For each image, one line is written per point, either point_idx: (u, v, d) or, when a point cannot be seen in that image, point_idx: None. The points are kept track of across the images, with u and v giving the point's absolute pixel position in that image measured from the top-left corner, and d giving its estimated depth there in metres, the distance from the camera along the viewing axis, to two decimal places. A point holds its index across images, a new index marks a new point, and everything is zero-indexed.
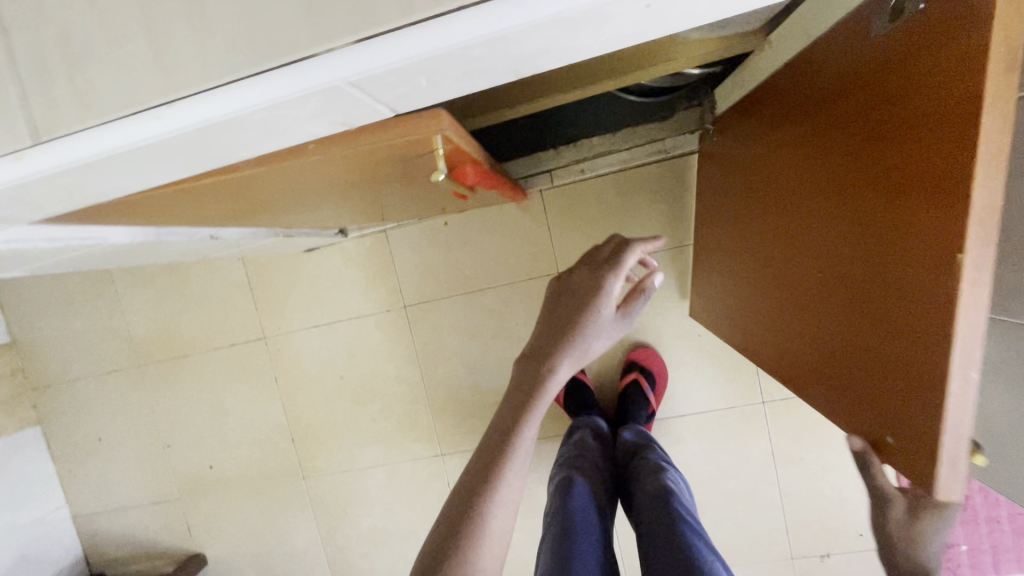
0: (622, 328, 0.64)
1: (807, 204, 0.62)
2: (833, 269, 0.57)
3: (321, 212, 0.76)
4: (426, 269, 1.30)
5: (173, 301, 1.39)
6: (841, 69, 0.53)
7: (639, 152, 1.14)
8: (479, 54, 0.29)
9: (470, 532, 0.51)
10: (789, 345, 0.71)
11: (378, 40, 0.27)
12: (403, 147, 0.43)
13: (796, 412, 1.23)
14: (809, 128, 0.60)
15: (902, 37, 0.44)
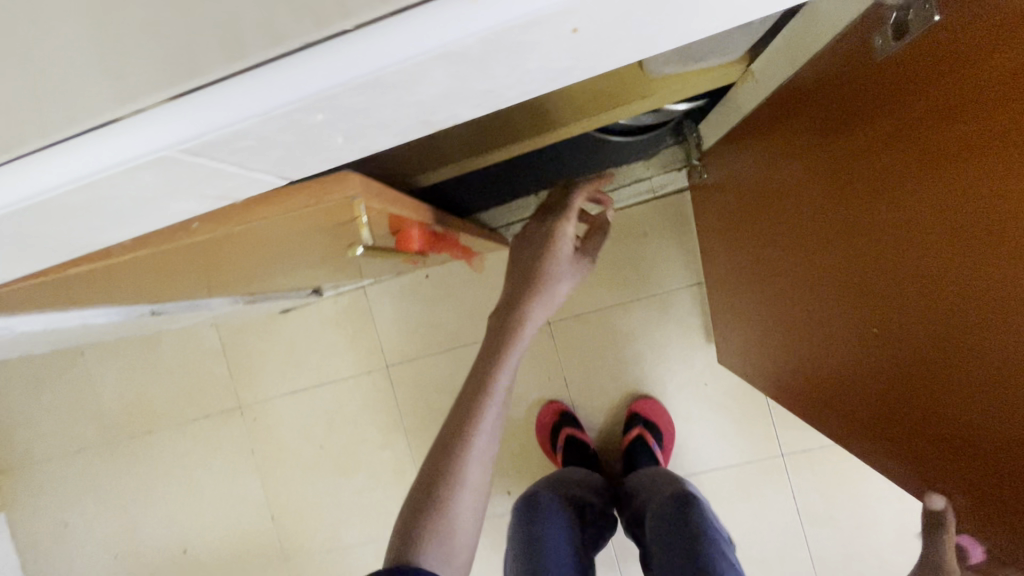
0: (575, 271, 0.75)
1: (815, 240, 0.54)
2: (852, 306, 0.51)
3: (271, 280, 0.68)
4: (409, 326, 1.22)
5: (144, 372, 1.31)
6: (833, 92, 0.46)
7: (625, 193, 1.07)
8: (358, 105, 0.22)
9: (451, 469, 0.61)
10: (822, 393, 0.62)
11: (201, 95, 0.20)
12: (313, 218, 0.35)
13: (820, 464, 1.11)
14: (804, 161, 0.53)
15: (903, 60, 0.37)
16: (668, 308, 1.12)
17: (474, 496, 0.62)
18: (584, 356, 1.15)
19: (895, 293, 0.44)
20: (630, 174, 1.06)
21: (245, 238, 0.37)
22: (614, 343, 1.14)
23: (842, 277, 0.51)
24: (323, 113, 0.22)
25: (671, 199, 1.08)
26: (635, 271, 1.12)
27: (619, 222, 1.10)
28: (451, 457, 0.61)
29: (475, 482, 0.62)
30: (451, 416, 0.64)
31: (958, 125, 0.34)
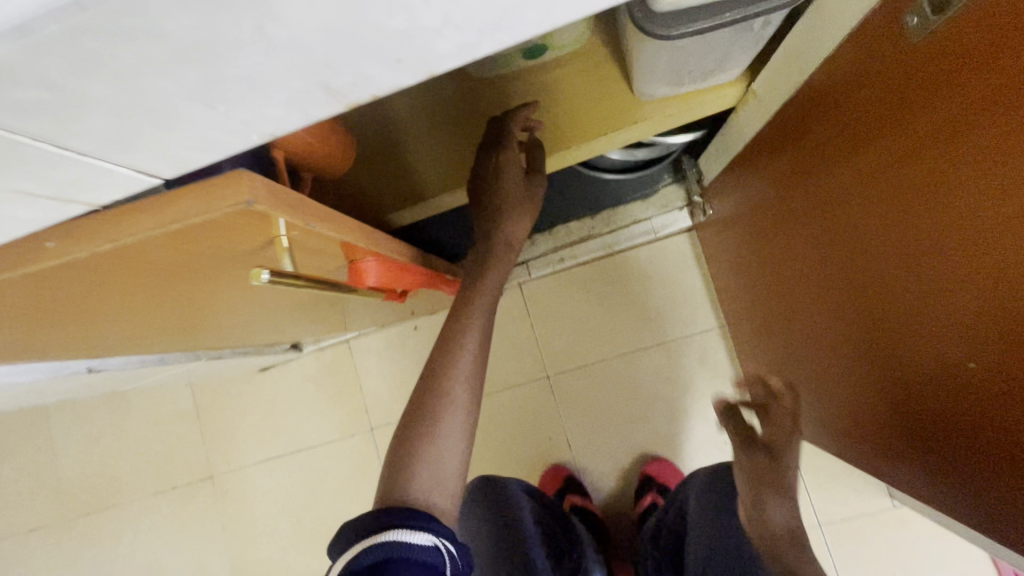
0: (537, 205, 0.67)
1: (838, 249, 0.50)
2: (881, 312, 0.47)
3: (223, 331, 0.60)
4: (397, 383, 1.12)
5: (111, 438, 1.20)
6: (847, 88, 0.43)
7: (624, 234, 1.01)
8: (187, 23, 0.16)
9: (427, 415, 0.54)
10: (873, 425, 0.55)
11: None
12: (210, 237, 0.26)
13: (866, 537, 0.96)
14: (818, 167, 0.50)
15: (930, 49, 0.34)
16: (677, 357, 1.02)
17: (459, 449, 0.54)
18: (588, 412, 1.04)
19: (942, 295, 0.39)
20: (628, 214, 0.99)
21: (138, 268, 0.29)
22: (620, 398, 1.04)
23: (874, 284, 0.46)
24: (167, 31, 0.16)
25: (675, 239, 1.01)
26: (640, 318, 1.03)
27: (620, 265, 1.03)
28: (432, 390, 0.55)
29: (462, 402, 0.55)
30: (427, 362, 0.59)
31: (996, 105, 0.31)
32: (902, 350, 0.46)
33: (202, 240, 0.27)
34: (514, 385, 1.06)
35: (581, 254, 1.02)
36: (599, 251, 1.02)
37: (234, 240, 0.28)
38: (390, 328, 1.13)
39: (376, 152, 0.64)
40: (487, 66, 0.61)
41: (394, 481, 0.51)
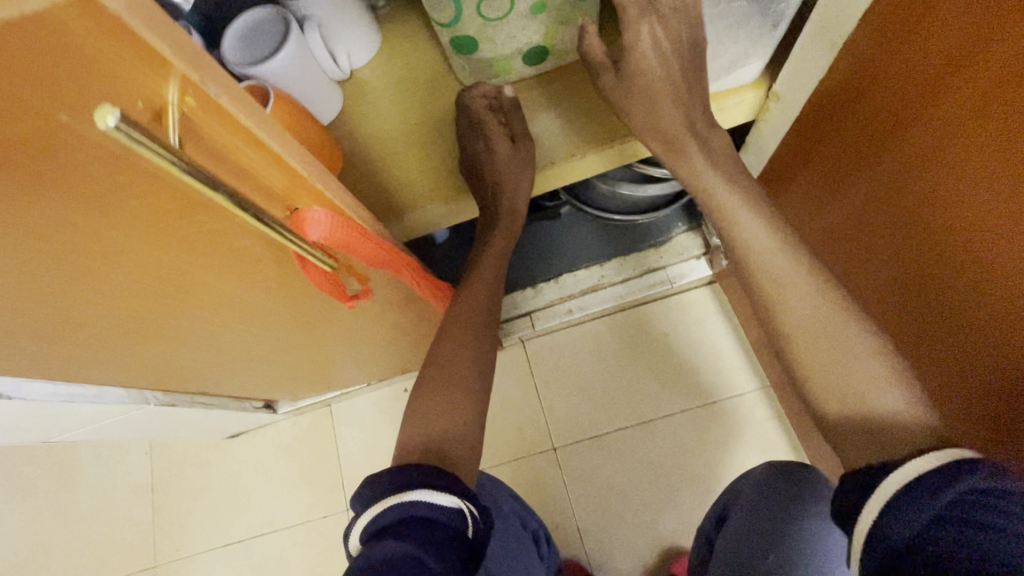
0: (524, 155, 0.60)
1: (879, 250, 0.50)
2: (920, 281, 0.45)
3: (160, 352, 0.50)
4: (381, 454, 0.98)
5: (47, 518, 1.03)
6: (880, 59, 0.41)
7: (637, 285, 0.91)
8: None
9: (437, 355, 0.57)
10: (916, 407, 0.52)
11: None
12: (63, 75, 0.19)
13: None
14: (850, 141, 0.48)
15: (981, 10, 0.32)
16: (703, 427, 0.88)
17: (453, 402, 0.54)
18: (600, 492, 0.88)
19: (988, 269, 0.38)
20: (640, 262, 0.91)
21: None
22: (638, 475, 0.88)
23: (920, 280, 0.45)
24: None
25: (693, 291, 0.93)
26: (658, 379, 0.91)
27: (633, 319, 0.93)
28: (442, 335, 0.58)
29: (466, 342, 0.57)
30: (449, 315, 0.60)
31: None
32: (957, 341, 0.43)
33: (45, 87, 0.19)
34: (514, 458, 0.92)
35: (590, 305, 0.93)
36: (610, 303, 0.92)
37: (101, 98, 0.20)
38: (378, 389, 1.01)
39: (362, 162, 0.59)
40: (484, 73, 0.58)
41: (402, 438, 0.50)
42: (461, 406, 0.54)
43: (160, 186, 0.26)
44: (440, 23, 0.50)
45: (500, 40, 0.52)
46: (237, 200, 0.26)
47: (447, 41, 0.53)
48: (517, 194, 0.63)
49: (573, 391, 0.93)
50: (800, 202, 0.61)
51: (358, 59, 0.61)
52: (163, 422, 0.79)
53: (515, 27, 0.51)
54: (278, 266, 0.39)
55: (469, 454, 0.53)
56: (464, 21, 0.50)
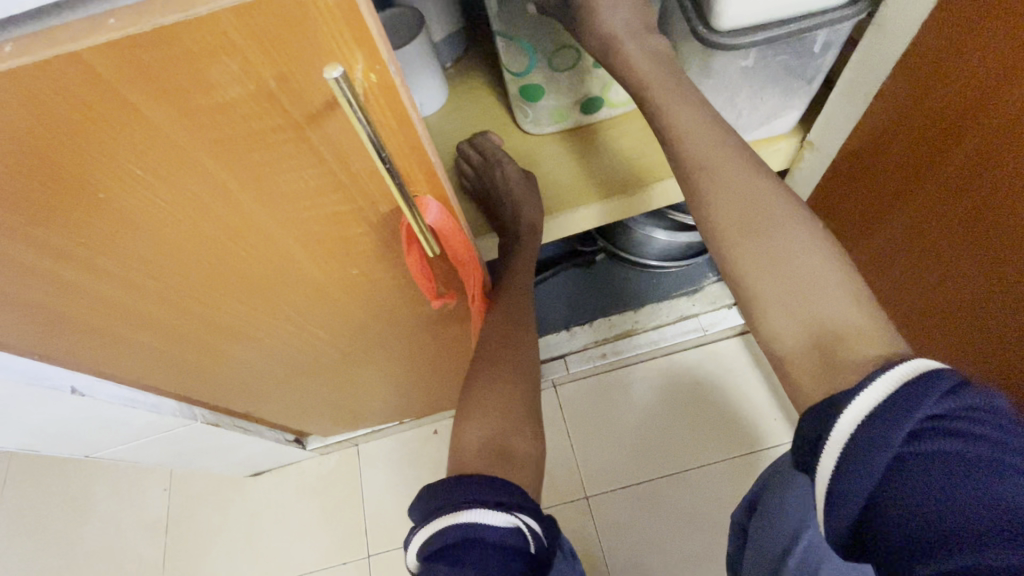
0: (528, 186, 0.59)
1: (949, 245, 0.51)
2: (1004, 264, 0.46)
3: (233, 352, 0.53)
4: (407, 497, 0.96)
5: (53, 556, 0.99)
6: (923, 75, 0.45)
7: (670, 331, 0.94)
8: None
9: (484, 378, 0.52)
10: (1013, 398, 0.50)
11: None
12: (290, 44, 0.24)
13: None
14: (900, 153, 0.51)
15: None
16: (741, 479, 0.86)
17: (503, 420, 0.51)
18: (635, 544, 0.85)
19: None
20: (672, 310, 0.93)
21: (190, 100, 0.26)
22: (674, 526, 0.85)
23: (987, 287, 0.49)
24: None
25: (724, 340, 0.95)
26: (693, 427, 0.90)
27: (666, 366, 0.94)
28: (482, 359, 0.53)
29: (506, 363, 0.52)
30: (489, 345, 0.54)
31: None
32: None
33: (274, 49, 0.24)
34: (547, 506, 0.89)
35: (624, 350, 0.94)
36: (644, 348, 0.94)
37: (308, 70, 0.25)
38: (406, 431, 1.00)
39: None
40: (542, 120, 0.62)
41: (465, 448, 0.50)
42: None
43: (315, 160, 0.30)
44: (511, 74, 0.57)
45: (563, 91, 0.58)
46: (395, 173, 0.31)
47: (513, 91, 0.58)
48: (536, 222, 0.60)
49: (606, 435, 0.92)
50: (848, 222, 0.63)
51: (428, 108, 0.66)
52: (198, 447, 0.79)
53: (578, 81, 0.58)
54: (371, 260, 0.42)
55: None
56: (535, 71, 0.56)
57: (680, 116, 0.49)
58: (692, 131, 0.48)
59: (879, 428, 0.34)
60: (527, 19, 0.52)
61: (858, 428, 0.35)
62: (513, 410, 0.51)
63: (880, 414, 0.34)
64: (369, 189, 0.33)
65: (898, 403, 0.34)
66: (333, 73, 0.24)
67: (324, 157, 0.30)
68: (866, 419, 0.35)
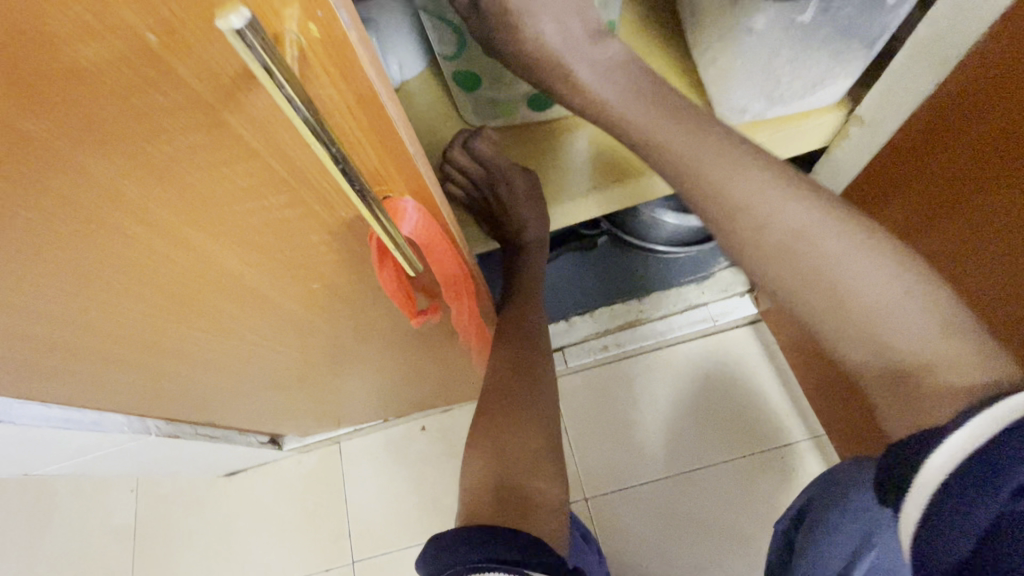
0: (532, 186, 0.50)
1: None
2: None
3: (178, 371, 0.44)
4: (393, 497, 0.90)
5: (12, 564, 0.92)
6: None
7: (676, 321, 0.86)
8: None
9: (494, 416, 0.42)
10: None
11: None
12: None
13: None
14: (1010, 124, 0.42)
15: None
16: (750, 480, 0.81)
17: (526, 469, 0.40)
18: (639, 547, 0.80)
19: None
20: (680, 299, 0.86)
21: (28, 71, 0.16)
22: (682, 529, 0.80)
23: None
24: None
25: (735, 329, 0.88)
26: (700, 423, 0.85)
27: (673, 357, 0.88)
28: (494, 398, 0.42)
29: (518, 398, 0.42)
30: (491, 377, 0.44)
31: None
32: None
33: None
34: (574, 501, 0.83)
35: (629, 342, 0.87)
36: (649, 340, 0.87)
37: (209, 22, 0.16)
38: (391, 427, 0.93)
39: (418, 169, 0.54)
40: (484, 118, 0.49)
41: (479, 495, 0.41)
42: None
43: (245, 155, 0.21)
44: (444, 56, 0.44)
45: (506, 82, 0.45)
46: (356, 178, 0.22)
47: (450, 78, 0.46)
48: (540, 222, 0.54)
49: (609, 432, 0.86)
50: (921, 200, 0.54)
51: (410, 70, 0.54)
52: (157, 458, 0.72)
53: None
54: (338, 271, 0.33)
55: None
56: (470, 56, 0.43)
57: (694, 147, 0.38)
58: (727, 166, 0.37)
59: (975, 478, 0.30)
60: None
61: (948, 478, 0.31)
62: (524, 446, 0.41)
63: (971, 472, 0.30)
64: (327, 189, 0.25)
65: (999, 452, 0.29)
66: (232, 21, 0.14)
67: (258, 151, 0.21)
68: (954, 472, 0.31)
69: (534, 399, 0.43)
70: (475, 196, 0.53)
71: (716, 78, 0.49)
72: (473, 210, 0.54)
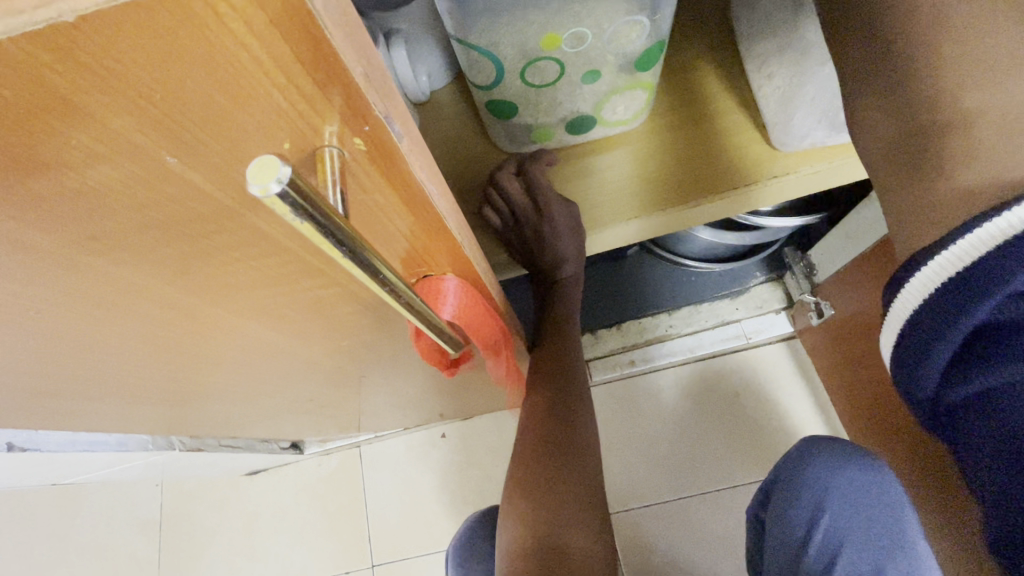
0: (571, 219, 0.47)
1: None
2: None
3: (203, 403, 0.43)
4: (412, 503, 0.90)
5: (47, 550, 0.95)
6: None
7: (708, 336, 0.83)
8: None
9: (540, 452, 0.46)
10: None
11: None
12: (192, 105, 0.12)
13: None
14: None
15: None
16: None
17: (570, 505, 0.45)
18: (663, 565, 0.78)
19: None
20: (712, 313, 0.83)
21: (35, 191, 0.14)
22: (711, 549, 0.78)
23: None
24: None
25: (768, 346, 0.84)
26: (729, 442, 0.82)
27: (706, 373, 0.84)
28: (538, 432, 0.47)
29: (557, 436, 0.47)
30: (534, 412, 0.48)
31: None
32: None
33: (169, 111, 0.12)
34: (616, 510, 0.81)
35: (658, 357, 0.84)
36: (679, 354, 0.84)
37: (240, 146, 0.13)
38: (411, 433, 0.92)
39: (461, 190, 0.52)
40: (517, 139, 0.49)
41: (529, 525, 0.44)
42: (574, 491, 0.45)
43: (275, 250, 0.19)
44: (476, 85, 0.44)
45: (541, 106, 0.45)
46: (402, 291, 0.20)
47: (482, 104, 0.46)
48: (577, 254, 0.51)
49: (634, 446, 0.84)
50: None
51: (438, 80, 0.51)
52: (183, 464, 0.73)
53: (562, 93, 0.44)
54: (371, 329, 0.31)
55: (580, 559, 0.43)
56: (505, 85, 0.43)
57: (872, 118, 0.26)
58: None
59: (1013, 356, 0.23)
60: (492, 21, 0.37)
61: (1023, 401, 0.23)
62: (566, 492, 0.45)
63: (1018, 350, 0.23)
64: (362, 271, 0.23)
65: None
66: (256, 180, 0.11)
67: (290, 246, 0.19)
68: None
69: (574, 437, 0.47)
70: (509, 228, 0.49)
71: (773, 96, 0.46)
72: (504, 242, 0.50)
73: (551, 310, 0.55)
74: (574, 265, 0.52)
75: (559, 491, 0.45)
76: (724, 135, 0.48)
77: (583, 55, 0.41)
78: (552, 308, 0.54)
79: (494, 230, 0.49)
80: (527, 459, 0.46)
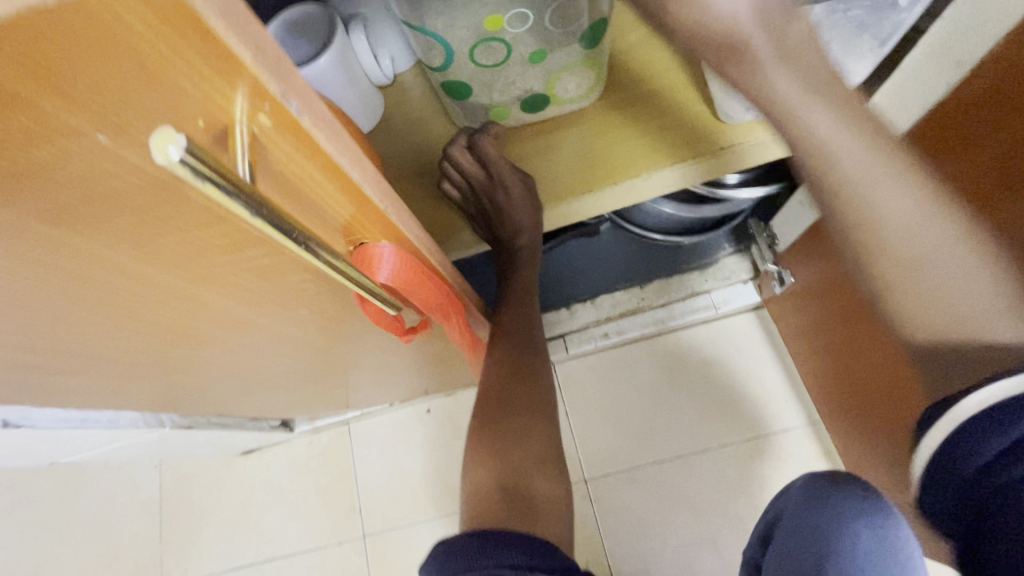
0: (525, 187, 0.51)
1: None
2: None
3: (185, 377, 0.46)
4: (400, 477, 0.93)
5: (53, 531, 1.00)
6: None
7: (677, 308, 0.87)
8: None
9: (499, 416, 0.49)
10: None
11: None
12: (118, 91, 0.15)
13: None
14: None
15: None
16: (745, 464, 0.83)
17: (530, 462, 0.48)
18: (637, 529, 0.82)
19: None
20: (682, 286, 0.86)
21: None
22: (682, 510, 0.82)
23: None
24: None
25: (737, 316, 0.87)
26: (701, 408, 0.85)
27: (677, 344, 0.88)
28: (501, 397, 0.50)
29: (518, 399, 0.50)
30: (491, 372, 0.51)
31: None
32: None
33: (81, 90, 0.14)
34: (594, 477, 0.85)
35: (630, 330, 0.88)
36: (649, 327, 0.87)
37: (162, 125, 0.16)
38: (397, 410, 0.96)
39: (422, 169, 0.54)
40: (477, 117, 0.51)
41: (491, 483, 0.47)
42: (534, 451, 0.49)
43: (216, 219, 0.22)
44: (430, 66, 0.46)
45: (494, 85, 0.47)
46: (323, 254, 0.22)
47: (439, 85, 0.48)
48: (531, 226, 0.55)
49: (610, 416, 0.87)
50: None
51: (403, 63, 0.53)
52: (176, 443, 0.76)
53: (514, 72, 0.46)
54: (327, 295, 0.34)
55: (542, 505, 0.47)
56: (457, 66, 0.45)
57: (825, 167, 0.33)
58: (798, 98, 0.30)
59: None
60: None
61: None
62: (524, 451, 0.48)
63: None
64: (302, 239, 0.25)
65: None
66: (165, 158, 0.13)
67: (226, 215, 0.22)
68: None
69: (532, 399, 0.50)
70: (465, 198, 0.52)
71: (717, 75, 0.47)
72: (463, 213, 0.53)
73: (513, 276, 0.59)
74: (530, 232, 0.56)
75: (517, 449, 0.48)
76: (673, 108, 0.50)
77: (530, 33, 0.43)
78: (513, 274, 0.58)
79: (453, 203, 0.52)
80: (484, 422, 0.49)
